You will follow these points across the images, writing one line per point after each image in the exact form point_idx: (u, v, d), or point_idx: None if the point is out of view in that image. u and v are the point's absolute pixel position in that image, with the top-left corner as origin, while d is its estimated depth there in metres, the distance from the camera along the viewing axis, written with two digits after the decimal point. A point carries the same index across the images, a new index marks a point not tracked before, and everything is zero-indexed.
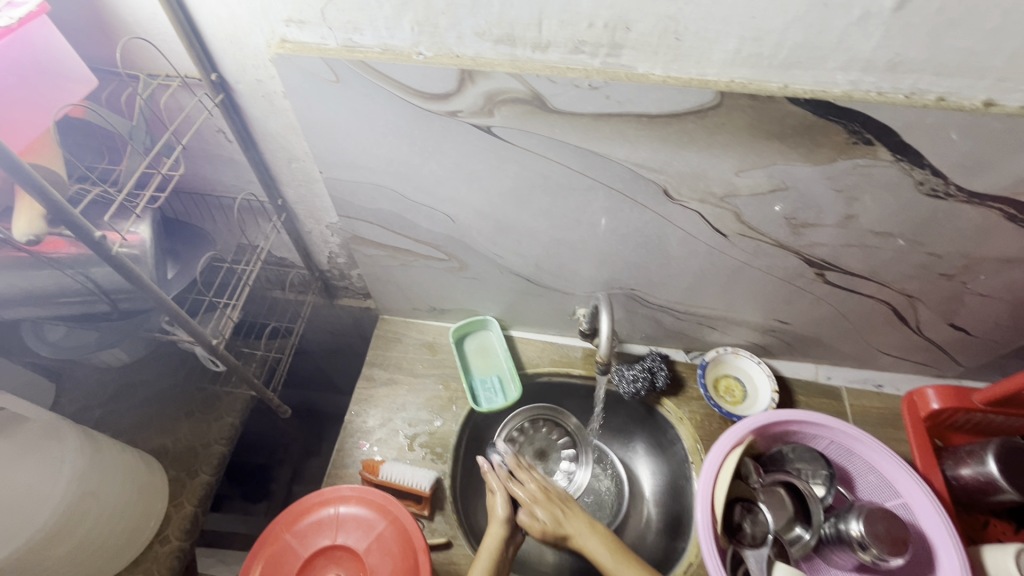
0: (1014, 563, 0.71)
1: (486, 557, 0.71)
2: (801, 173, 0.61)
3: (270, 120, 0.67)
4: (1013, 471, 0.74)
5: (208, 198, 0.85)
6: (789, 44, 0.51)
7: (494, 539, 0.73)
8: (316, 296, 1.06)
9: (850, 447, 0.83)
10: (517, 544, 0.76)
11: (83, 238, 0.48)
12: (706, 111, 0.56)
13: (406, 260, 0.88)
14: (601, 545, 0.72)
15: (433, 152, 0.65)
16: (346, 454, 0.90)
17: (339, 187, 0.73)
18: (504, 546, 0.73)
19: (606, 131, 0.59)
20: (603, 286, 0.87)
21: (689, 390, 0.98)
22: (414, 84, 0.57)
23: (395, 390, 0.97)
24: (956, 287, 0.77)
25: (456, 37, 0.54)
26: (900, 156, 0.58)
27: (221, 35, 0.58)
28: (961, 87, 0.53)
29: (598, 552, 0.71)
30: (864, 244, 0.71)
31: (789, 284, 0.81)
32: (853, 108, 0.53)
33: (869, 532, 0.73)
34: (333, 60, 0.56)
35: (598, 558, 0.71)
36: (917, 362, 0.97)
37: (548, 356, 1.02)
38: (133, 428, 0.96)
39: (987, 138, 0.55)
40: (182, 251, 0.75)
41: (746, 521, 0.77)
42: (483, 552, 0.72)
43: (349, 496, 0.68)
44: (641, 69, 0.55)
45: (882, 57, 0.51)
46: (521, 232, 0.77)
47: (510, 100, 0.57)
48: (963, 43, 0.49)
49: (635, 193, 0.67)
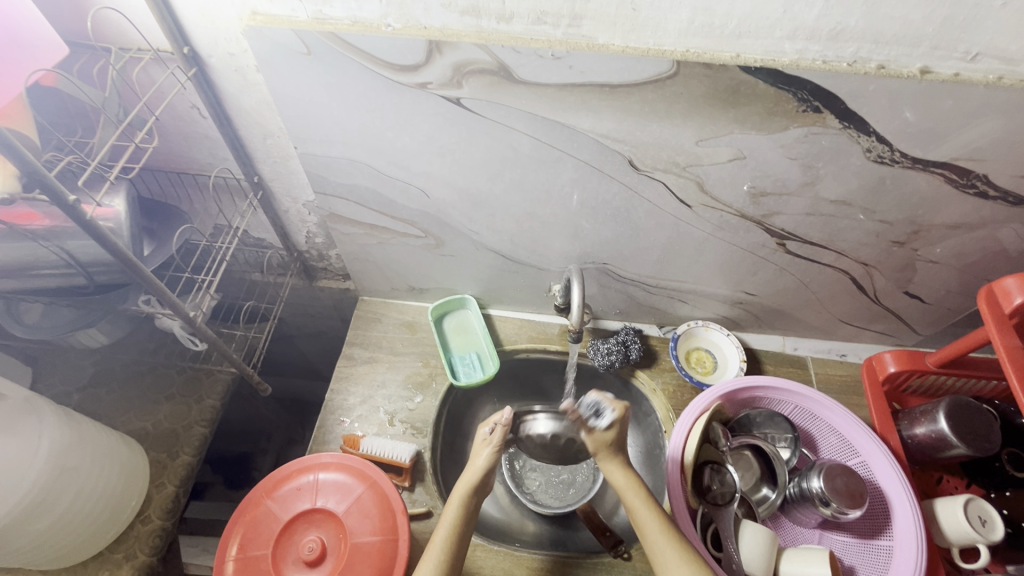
0: (963, 513, 0.74)
1: (456, 506, 0.71)
2: (757, 141, 0.64)
3: (244, 96, 0.69)
4: (963, 427, 0.78)
5: (183, 176, 0.86)
6: (738, 14, 0.54)
7: (467, 485, 0.73)
8: (295, 278, 1.07)
9: (812, 411, 0.87)
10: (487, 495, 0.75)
11: (58, 203, 0.49)
12: (664, 81, 0.58)
13: (384, 238, 0.90)
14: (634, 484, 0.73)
15: (405, 125, 0.67)
16: (326, 430, 0.92)
17: (314, 162, 0.75)
18: (477, 491, 0.73)
19: (571, 102, 0.62)
20: (576, 260, 0.89)
21: (662, 362, 1.02)
22: (383, 55, 0.59)
23: (375, 368, 0.99)
24: (908, 255, 0.81)
25: (423, 8, 0.56)
26: (847, 122, 0.61)
27: (192, 7, 0.59)
28: (899, 55, 0.56)
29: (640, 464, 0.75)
30: (821, 212, 0.74)
31: (753, 255, 0.84)
32: (800, 75, 0.56)
33: (829, 488, 0.76)
34: (303, 31, 0.57)
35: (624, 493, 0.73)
36: (878, 331, 1.02)
37: (526, 333, 1.05)
38: (112, 412, 0.96)
39: (926, 105, 0.58)
40: (158, 229, 0.76)
41: (715, 482, 0.79)
42: (453, 500, 0.72)
43: (329, 463, 0.70)
44: (602, 40, 0.58)
45: (824, 26, 0.54)
46: (494, 207, 0.79)
47: (477, 71, 0.59)
48: (897, 12, 0.53)
49: (602, 165, 0.70)
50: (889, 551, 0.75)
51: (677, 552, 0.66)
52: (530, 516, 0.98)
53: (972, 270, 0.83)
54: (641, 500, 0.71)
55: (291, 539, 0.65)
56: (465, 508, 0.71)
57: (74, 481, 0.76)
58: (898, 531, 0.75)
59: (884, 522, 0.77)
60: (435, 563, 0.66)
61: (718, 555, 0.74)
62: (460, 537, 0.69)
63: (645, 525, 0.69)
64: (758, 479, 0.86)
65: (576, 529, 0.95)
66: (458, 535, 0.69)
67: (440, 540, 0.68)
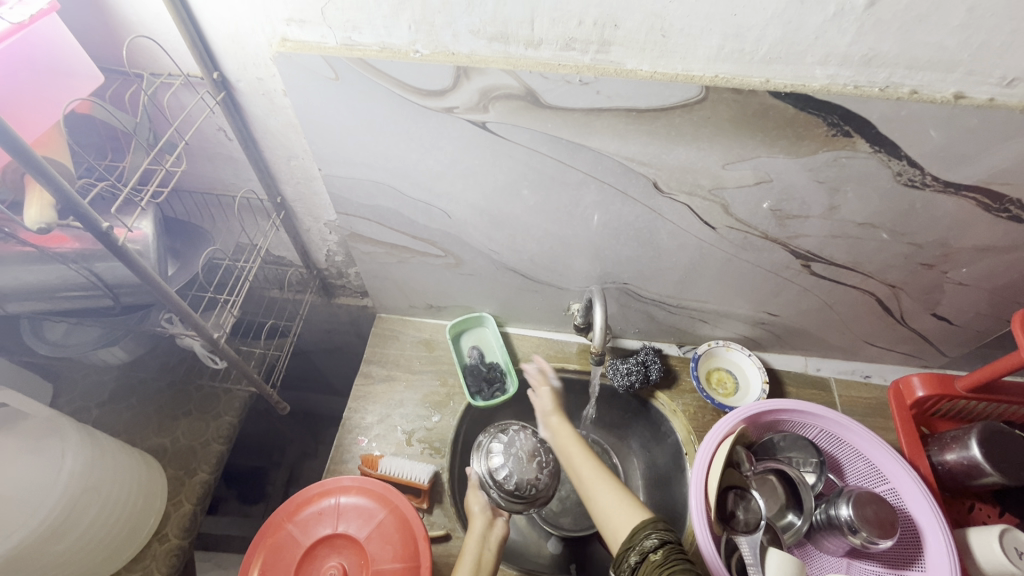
0: (998, 545, 0.72)
1: (470, 554, 0.73)
2: (784, 165, 0.64)
3: (272, 119, 0.69)
4: (996, 455, 0.76)
5: (207, 196, 0.86)
6: (769, 39, 0.54)
7: (474, 541, 0.75)
8: (313, 295, 1.07)
9: (838, 435, 0.85)
10: (503, 536, 0.76)
11: (91, 230, 0.50)
12: (692, 105, 0.58)
13: (404, 257, 0.90)
14: (570, 440, 0.79)
15: (429, 148, 0.67)
16: (344, 449, 0.92)
17: (337, 184, 0.75)
18: (485, 543, 0.75)
19: (598, 126, 0.61)
20: (596, 280, 0.89)
21: (682, 383, 1.00)
22: (411, 81, 0.59)
23: (392, 387, 0.99)
24: (937, 277, 0.80)
25: (451, 35, 0.56)
26: (877, 147, 0.60)
27: (223, 35, 0.60)
28: (932, 80, 0.56)
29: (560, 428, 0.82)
30: (847, 234, 0.73)
31: (776, 276, 0.83)
32: (832, 100, 0.56)
33: (859, 516, 0.74)
34: (332, 58, 0.58)
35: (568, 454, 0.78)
36: (903, 353, 1.00)
37: (544, 351, 1.04)
38: (131, 428, 0.97)
39: (959, 129, 0.58)
40: (182, 248, 0.77)
41: (739, 508, 0.77)
42: (467, 549, 0.74)
43: (349, 486, 0.70)
44: (630, 66, 0.57)
45: (857, 52, 0.54)
46: (515, 227, 0.79)
47: (504, 96, 0.59)
48: (932, 39, 0.52)
49: (626, 187, 0.70)
50: None
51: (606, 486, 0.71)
52: (547, 538, 0.96)
53: (1003, 293, 0.81)
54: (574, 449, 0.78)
55: (311, 566, 0.64)
56: (475, 560, 0.72)
57: (95, 502, 0.75)
58: (930, 564, 0.73)
59: (916, 552, 0.75)
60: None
61: None
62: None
63: (580, 468, 0.75)
64: (783, 505, 0.83)
65: (592, 549, 0.95)
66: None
67: None
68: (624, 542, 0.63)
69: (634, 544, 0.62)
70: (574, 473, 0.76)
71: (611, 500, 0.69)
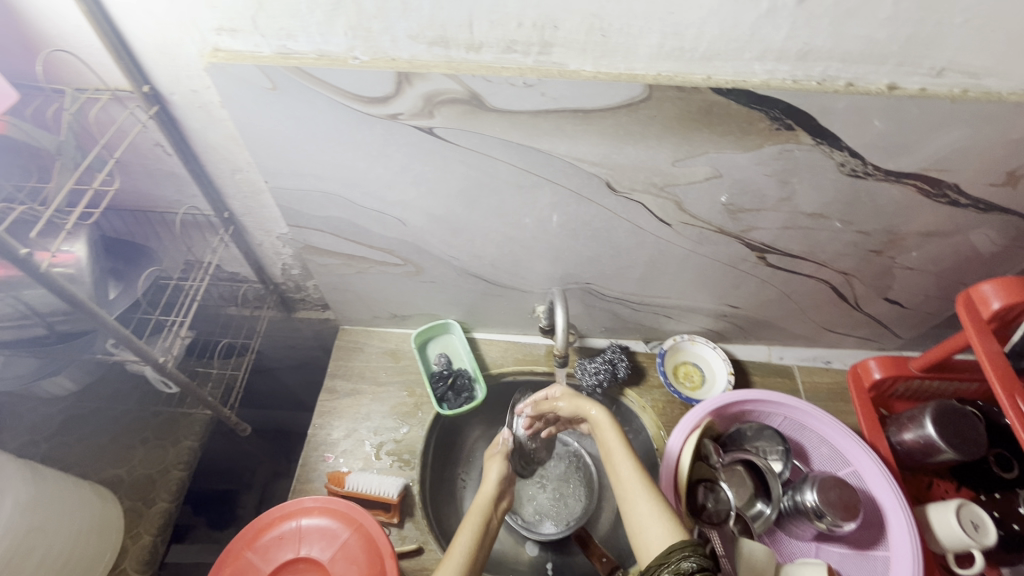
0: (955, 519, 0.74)
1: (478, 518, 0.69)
2: (732, 160, 0.64)
3: (210, 132, 0.67)
4: (950, 432, 0.78)
5: (149, 214, 0.83)
6: (707, 37, 0.54)
7: (482, 507, 0.71)
8: (272, 310, 1.04)
9: (802, 422, 0.87)
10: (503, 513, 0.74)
11: (8, 257, 0.47)
12: (637, 104, 0.58)
13: (362, 267, 0.88)
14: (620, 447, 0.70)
15: (378, 156, 0.66)
16: (310, 468, 0.89)
17: (286, 196, 0.73)
18: (491, 512, 0.71)
19: (546, 128, 0.61)
20: (558, 281, 0.88)
21: (650, 378, 1.01)
22: (352, 88, 0.57)
23: (358, 401, 0.97)
24: (886, 263, 0.82)
25: (390, 40, 0.55)
26: (820, 138, 0.61)
27: (150, 46, 0.57)
28: (866, 73, 0.57)
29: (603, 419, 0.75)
30: (799, 225, 0.75)
31: (734, 268, 0.84)
32: (772, 95, 0.57)
33: (823, 501, 0.75)
34: (268, 67, 0.56)
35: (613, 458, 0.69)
36: (860, 337, 1.03)
37: (512, 355, 1.03)
38: (83, 461, 0.92)
39: (895, 119, 0.59)
40: (125, 269, 0.74)
41: (709, 500, 0.76)
42: (474, 513, 0.70)
43: (312, 508, 0.68)
44: (573, 66, 0.57)
45: (793, 47, 0.55)
46: (472, 232, 0.78)
47: (449, 100, 0.58)
48: (863, 32, 0.53)
49: (580, 188, 0.69)
50: (886, 562, 0.75)
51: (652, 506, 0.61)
52: (524, 543, 0.95)
53: (948, 274, 0.84)
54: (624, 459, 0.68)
55: None
56: (483, 523, 0.68)
57: (41, 542, 0.71)
58: (894, 542, 0.74)
59: (880, 532, 0.77)
60: (457, 566, 0.62)
61: None
62: (481, 546, 0.66)
63: (623, 475, 0.66)
64: (752, 495, 0.84)
65: (573, 552, 0.93)
66: (480, 545, 0.66)
67: (461, 547, 0.64)
68: (659, 555, 0.54)
69: (667, 559, 0.53)
70: (608, 456, 0.71)
71: (643, 502, 0.61)
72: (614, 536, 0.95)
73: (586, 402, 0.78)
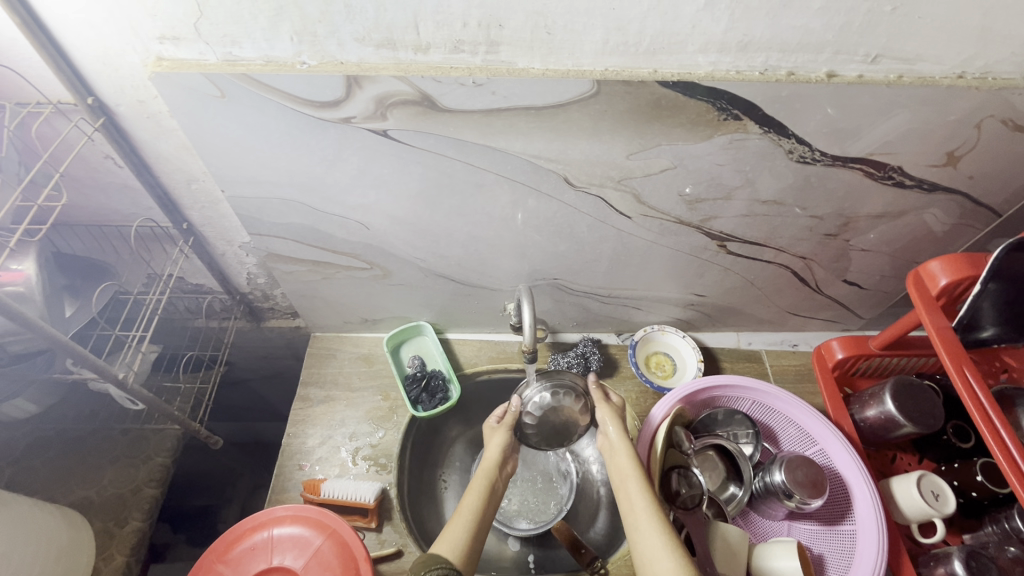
0: (916, 489, 0.76)
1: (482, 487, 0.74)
2: (685, 150, 0.66)
3: (161, 142, 0.66)
4: (909, 407, 0.80)
5: (105, 228, 0.82)
6: (650, 31, 0.55)
7: (488, 468, 0.76)
8: (240, 321, 1.04)
9: (769, 405, 0.89)
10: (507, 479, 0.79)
11: None
12: (587, 100, 0.59)
13: (329, 273, 0.87)
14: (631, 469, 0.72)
15: (333, 161, 0.65)
16: (286, 477, 0.89)
17: (245, 205, 0.72)
18: (497, 477, 0.77)
19: (499, 126, 0.61)
20: (526, 278, 0.89)
21: (623, 370, 1.02)
22: (301, 93, 0.57)
23: (333, 407, 0.96)
24: (842, 246, 0.84)
25: (336, 44, 0.55)
26: (767, 127, 0.63)
27: (91, 57, 0.57)
28: (805, 61, 0.59)
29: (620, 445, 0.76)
30: (756, 213, 0.77)
31: (696, 257, 0.86)
32: (717, 87, 0.58)
33: (790, 480, 0.77)
34: (214, 75, 0.55)
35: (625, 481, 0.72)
36: (824, 319, 1.06)
37: (486, 354, 1.04)
38: (49, 484, 0.89)
39: (837, 105, 0.61)
40: (81, 286, 0.73)
41: (682, 486, 0.78)
42: (478, 481, 0.75)
43: (283, 517, 0.67)
44: (521, 65, 0.58)
45: (733, 38, 0.56)
46: (436, 233, 0.78)
47: (401, 102, 0.58)
48: (799, 22, 0.55)
49: (539, 184, 0.70)
50: (853, 536, 0.77)
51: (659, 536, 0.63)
52: (506, 539, 0.95)
53: (901, 254, 0.87)
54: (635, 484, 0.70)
55: None
56: (490, 488, 0.74)
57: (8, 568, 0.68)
58: (859, 516, 0.77)
59: (846, 507, 0.79)
60: (466, 526, 0.69)
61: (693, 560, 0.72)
62: (485, 513, 0.71)
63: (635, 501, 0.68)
64: (724, 478, 0.86)
65: (556, 547, 0.94)
66: (486, 506, 0.72)
67: (469, 510, 0.71)
68: None
69: None
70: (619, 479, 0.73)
71: (652, 532, 0.63)
72: (593, 526, 0.96)
73: (609, 418, 0.79)
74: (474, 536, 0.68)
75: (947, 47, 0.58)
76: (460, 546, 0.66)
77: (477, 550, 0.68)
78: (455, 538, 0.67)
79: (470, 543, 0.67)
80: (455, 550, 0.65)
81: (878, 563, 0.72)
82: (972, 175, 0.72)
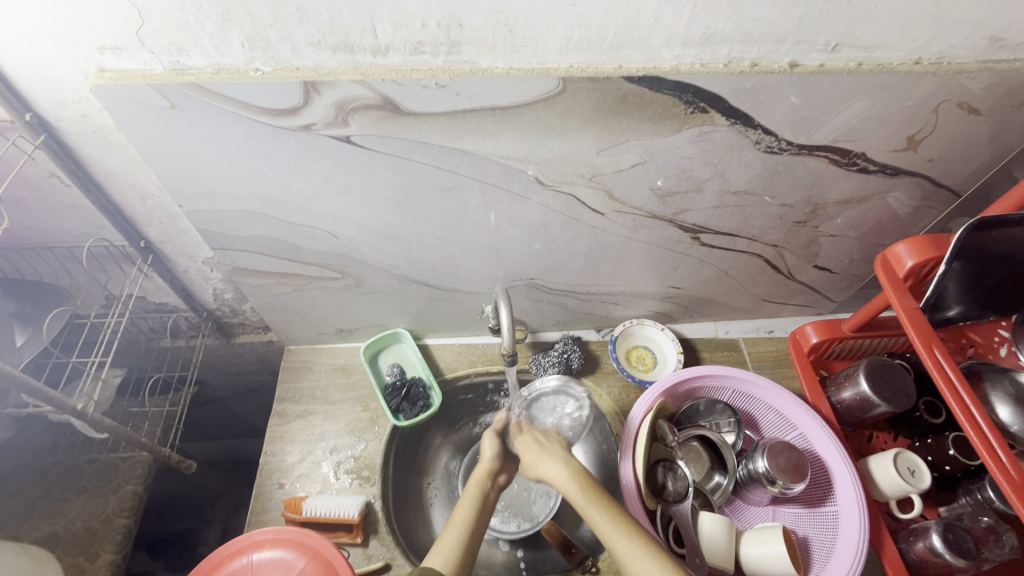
0: (894, 467, 0.78)
1: (472, 501, 0.73)
2: (654, 145, 0.65)
3: (109, 158, 0.63)
4: (882, 387, 0.82)
5: (55, 249, 0.78)
6: (613, 26, 0.54)
7: (479, 478, 0.76)
8: (209, 338, 1.01)
9: (749, 392, 0.90)
10: (500, 487, 0.78)
11: None
12: (553, 98, 0.58)
13: (299, 284, 0.85)
14: (574, 479, 0.71)
15: (296, 169, 0.63)
16: (265, 497, 0.86)
17: (205, 219, 0.69)
18: (489, 484, 0.76)
19: (466, 127, 0.60)
20: (502, 279, 0.88)
21: (604, 366, 1.02)
22: (256, 102, 0.55)
23: (311, 422, 0.94)
24: (811, 232, 0.86)
25: (290, 49, 0.53)
26: (734, 119, 0.63)
27: (26, 71, 0.54)
28: (768, 52, 0.59)
29: (566, 485, 0.71)
30: (727, 204, 0.77)
31: (671, 250, 0.86)
32: (682, 80, 0.58)
33: (773, 466, 0.78)
34: (161, 86, 0.52)
35: (567, 491, 0.70)
36: (798, 304, 1.08)
37: (466, 357, 1.03)
38: (11, 521, 0.85)
39: (801, 95, 0.61)
40: (33, 312, 0.71)
41: (668, 479, 0.79)
42: (468, 495, 0.74)
43: (263, 540, 0.65)
44: (484, 64, 0.56)
45: (696, 31, 0.56)
46: (407, 238, 0.76)
47: (362, 107, 0.56)
48: (760, 13, 0.55)
49: (510, 185, 0.69)
50: (835, 517, 0.79)
51: (637, 544, 0.62)
52: (497, 543, 0.94)
53: (868, 237, 0.89)
54: (583, 495, 0.69)
55: None
56: (482, 495, 0.74)
57: None
58: (840, 497, 0.79)
59: (828, 488, 0.81)
60: (457, 534, 0.68)
61: (681, 552, 0.74)
62: (479, 519, 0.71)
63: (589, 510, 0.67)
64: (709, 468, 0.86)
65: (546, 547, 0.93)
66: (479, 513, 0.72)
67: (462, 519, 0.70)
68: None
69: None
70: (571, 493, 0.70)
71: (631, 544, 0.62)
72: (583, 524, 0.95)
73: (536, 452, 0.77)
74: (467, 546, 0.67)
75: (903, 34, 0.59)
76: (453, 555, 0.65)
77: (472, 556, 0.67)
78: (448, 550, 0.65)
79: (464, 551, 0.66)
80: (449, 561, 0.64)
81: (862, 544, 0.73)
82: (933, 157, 0.73)
